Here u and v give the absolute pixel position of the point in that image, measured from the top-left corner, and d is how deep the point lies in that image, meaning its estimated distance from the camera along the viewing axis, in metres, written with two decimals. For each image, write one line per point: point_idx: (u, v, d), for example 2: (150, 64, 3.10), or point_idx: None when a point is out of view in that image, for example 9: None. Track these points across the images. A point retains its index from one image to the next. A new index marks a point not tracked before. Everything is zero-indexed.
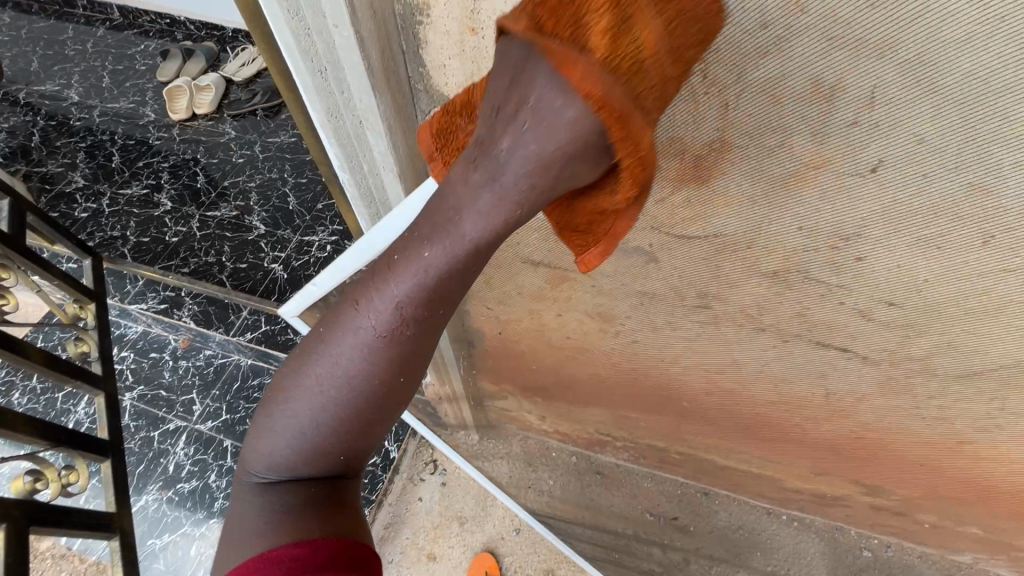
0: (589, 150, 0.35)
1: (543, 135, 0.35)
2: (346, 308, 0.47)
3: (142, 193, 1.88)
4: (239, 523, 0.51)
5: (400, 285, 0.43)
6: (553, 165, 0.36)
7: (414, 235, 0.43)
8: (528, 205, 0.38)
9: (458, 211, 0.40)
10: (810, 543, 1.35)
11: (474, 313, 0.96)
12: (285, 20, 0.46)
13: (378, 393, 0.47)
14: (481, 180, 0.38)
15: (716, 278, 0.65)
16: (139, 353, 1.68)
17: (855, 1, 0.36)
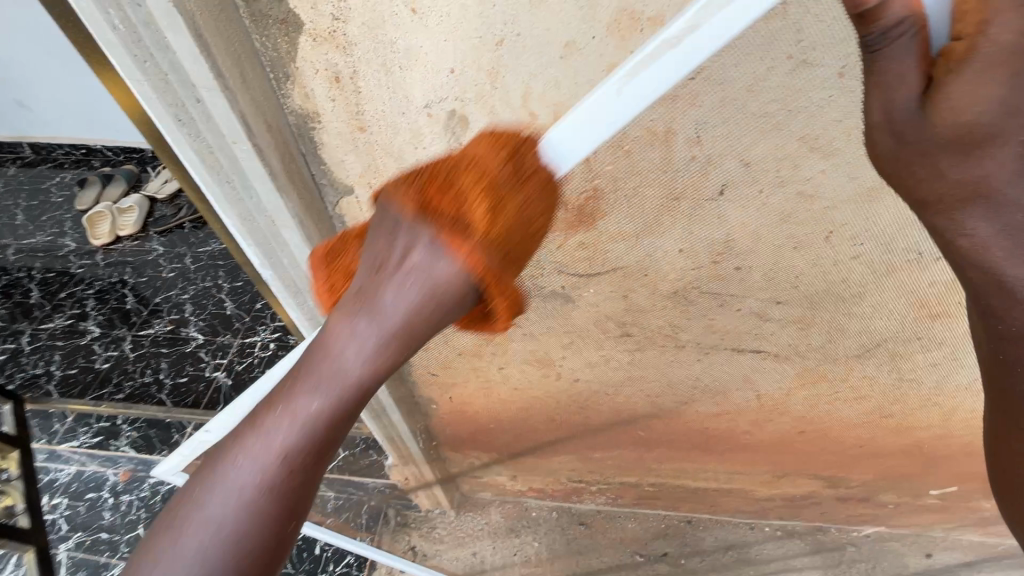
0: (460, 297, 0.42)
1: (427, 288, 0.42)
2: (241, 431, 0.46)
3: (66, 324, 1.80)
4: None
5: (306, 396, 0.45)
6: (440, 304, 0.42)
7: (318, 348, 0.45)
8: (421, 328, 0.44)
9: (363, 322, 0.44)
10: (798, 551, 1.35)
11: (422, 382, 0.97)
12: (188, 142, 0.49)
13: (278, 521, 0.44)
14: (377, 310, 0.44)
15: (630, 307, 0.71)
16: (73, 497, 1.53)
17: None
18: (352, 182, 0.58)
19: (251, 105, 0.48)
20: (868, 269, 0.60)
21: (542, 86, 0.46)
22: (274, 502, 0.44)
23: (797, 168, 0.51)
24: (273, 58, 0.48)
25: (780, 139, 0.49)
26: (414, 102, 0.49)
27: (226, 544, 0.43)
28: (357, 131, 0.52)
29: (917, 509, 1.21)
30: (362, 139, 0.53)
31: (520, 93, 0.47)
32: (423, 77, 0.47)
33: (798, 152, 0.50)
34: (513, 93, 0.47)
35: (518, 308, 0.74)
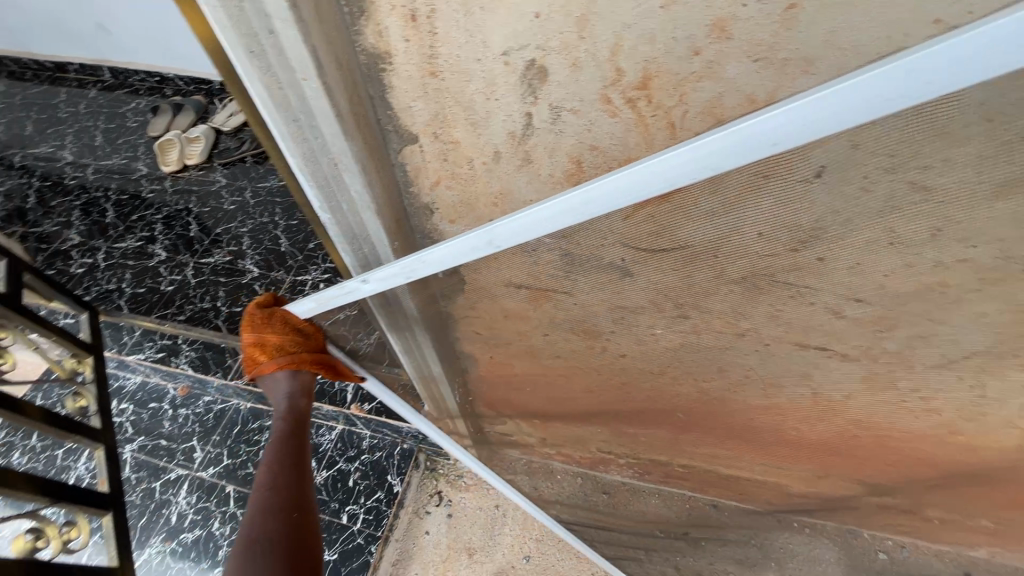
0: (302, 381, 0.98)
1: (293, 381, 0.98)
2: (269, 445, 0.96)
3: (136, 245, 1.91)
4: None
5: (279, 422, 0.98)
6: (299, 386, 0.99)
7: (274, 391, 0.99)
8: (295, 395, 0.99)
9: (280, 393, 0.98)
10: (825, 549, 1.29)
11: (464, 339, 0.97)
12: (259, 75, 0.48)
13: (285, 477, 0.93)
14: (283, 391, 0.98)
15: (691, 289, 0.67)
16: (138, 404, 1.69)
17: (774, 27, 0.38)
18: (417, 130, 0.56)
19: (324, 41, 0.46)
20: (971, 274, 0.54)
21: (635, 39, 0.42)
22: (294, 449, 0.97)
23: (912, 157, 0.45)
24: None
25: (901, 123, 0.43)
26: (491, 48, 0.45)
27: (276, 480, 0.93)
28: (428, 77, 0.49)
29: (966, 529, 1.14)
30: (433, 85, 0.50)
31: (609, 45, 0.43)
32: (504, 20, 0.43)
33: (918, 141, 0.43)
34: (601, 45, 0.43)
35: (572, 278, 0.71)
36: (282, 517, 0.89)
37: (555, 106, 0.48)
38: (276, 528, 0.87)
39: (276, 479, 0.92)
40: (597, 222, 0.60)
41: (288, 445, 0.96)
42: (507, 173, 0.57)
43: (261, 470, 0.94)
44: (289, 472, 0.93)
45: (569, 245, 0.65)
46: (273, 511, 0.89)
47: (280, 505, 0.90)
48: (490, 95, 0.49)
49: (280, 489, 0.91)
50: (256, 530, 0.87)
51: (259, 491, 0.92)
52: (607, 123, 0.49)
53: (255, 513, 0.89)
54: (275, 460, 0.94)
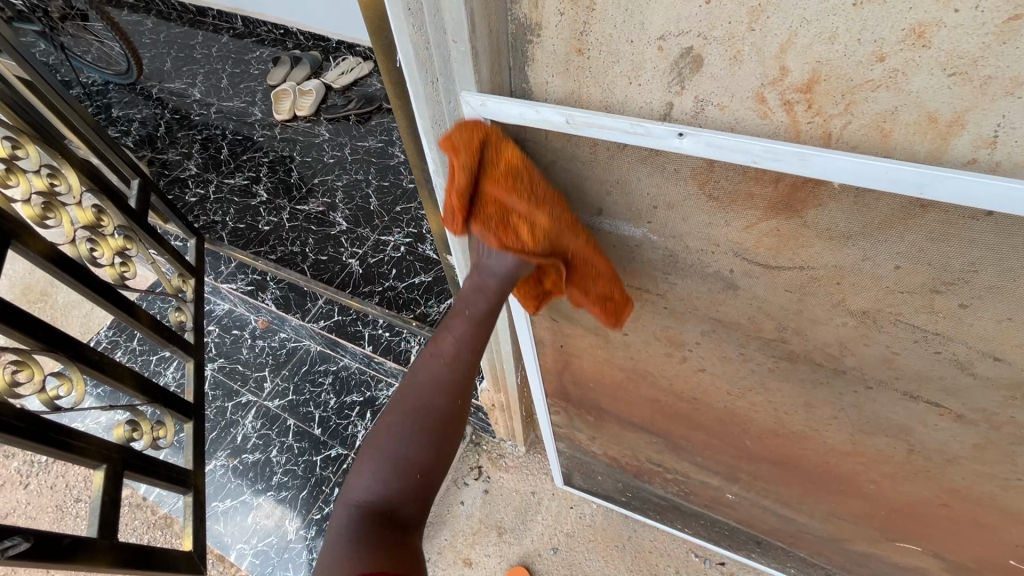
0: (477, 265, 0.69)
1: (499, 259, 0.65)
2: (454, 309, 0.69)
3: (243, 184, 2.06)
4: (375, 456, 0.68)
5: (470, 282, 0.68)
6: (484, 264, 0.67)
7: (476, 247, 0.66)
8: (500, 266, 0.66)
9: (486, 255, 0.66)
10: None
11: (539, 323, 0.97)
12: (410, 34, 0.50)
13: (454, 366, 0.68)
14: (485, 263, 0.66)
15: (798, 314, 0.63)
16: (223, 328, 1.84)
17: (984, 37, 0.34)
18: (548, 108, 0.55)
19: (481, 6, 0.47)
20: None
21: (812, 36, 0.39)
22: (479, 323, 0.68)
23: None
24: None
25: None
26: (648, 30, 0.44)
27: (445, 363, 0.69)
28: (574, 53, 0.49)
29: None
30: (577, 62, 0.49)
31: (779, 41, 0.40)
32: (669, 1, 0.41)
33: None
34: (770, 40, 0.40)
35: (669, 280, 0.69)
36: (438, 408, 0.68)
37: (702, 99, 0.46)
38: (437, 418, 0.68)
39: (456, 366, 0.68)
40: (713, 227, 0.58)
41: (477, 327, 0.69)
42: (630, 162, 0.56)
43: (451, 335, 0.69)
44: (469, 367, 0.69)
45: (676, 246, 0.63)
46: (442, 393, 0.68)
47: (451, 393, 0.68)
48: (634, 80, 0.48)
49: (451, 384, 0.68)
50: (419, 404, 0.68)
51: (434, 368, 0.69)
52: (755, 124, 0.46)
53: (425, 383, 0.69)
54: (463, 338, 0.68)
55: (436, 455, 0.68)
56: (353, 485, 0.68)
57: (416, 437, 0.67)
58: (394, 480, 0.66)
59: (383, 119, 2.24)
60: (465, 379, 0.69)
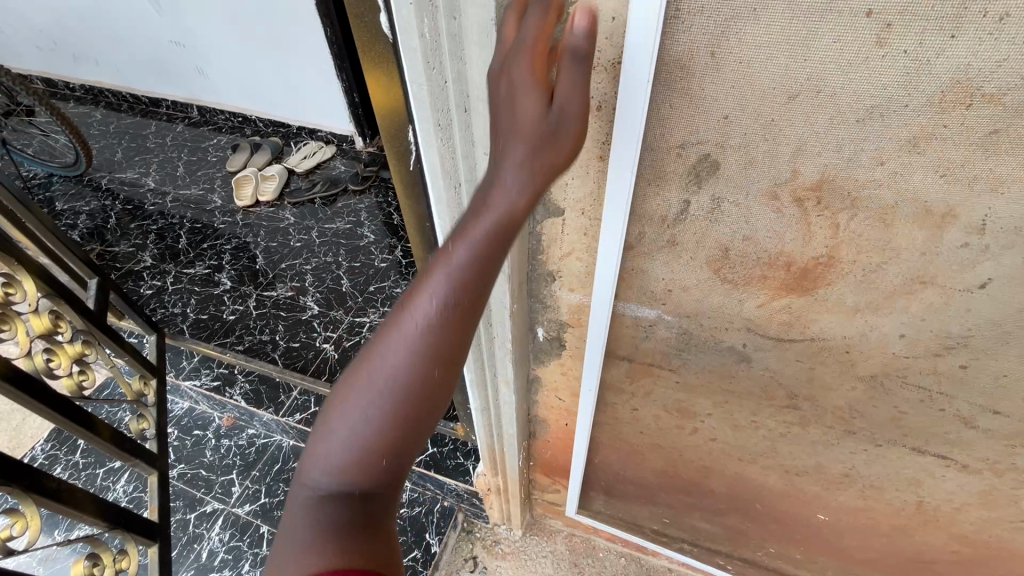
0: None
1: None
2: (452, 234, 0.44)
3: (204, 273, 1.98)
4: (349, 431, 0.46)
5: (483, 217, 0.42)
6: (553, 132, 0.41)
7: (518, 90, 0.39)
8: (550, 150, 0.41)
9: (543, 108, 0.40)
10: None
11: (543, 402, 0.96)
12: (436, 145, 0.51)
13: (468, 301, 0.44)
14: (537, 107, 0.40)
15: (810, 382, 0.66)
16: (183, 431, 1.69)
17: (972, 147, 0.40)
18: (567, 205, 0.58)
19: None
20: None
21: (820, 146, 0.44)
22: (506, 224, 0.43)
23: None
24: None
25: None
26: (669, 139, 0.48)
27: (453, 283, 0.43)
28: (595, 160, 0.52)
29: None
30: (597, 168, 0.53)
31: (791, 148, 0.44)
32: (689, 116, 0.46)
33: None
34: (782, 147, 0.45)
35: (683, 356, 0.71)
36: (428, 376, 0.45)
37: (718, 196, 0.50)
38: (436, 405, 0.47)
39: (427, 369, 0.45)
40: (728, 307, 0.61)
41: (483, 257, 0.43)
42: (646, 252, 0.59)
43: (465, 221, 0.43)
44: (448, 351, 0.45)
45: (689, 324, 0.65)
46: (457, 345, 0.45)
47: (437, 372, 0.46)
48: (652, 180, 0.52)
49: (462, 320, 0.45)
50: (401, 379, 0.45)
51: (421, 308, 0.44)
52: (767, 217, 0.50)
53: (394, 373, 0.45)
54: (464, 269, 0.43)
55: (417, 409, 0.46)
56: (317, 456, 0.48)
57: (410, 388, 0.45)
58: (356, 472, 0.47)
59: (349, 200, 2.26)
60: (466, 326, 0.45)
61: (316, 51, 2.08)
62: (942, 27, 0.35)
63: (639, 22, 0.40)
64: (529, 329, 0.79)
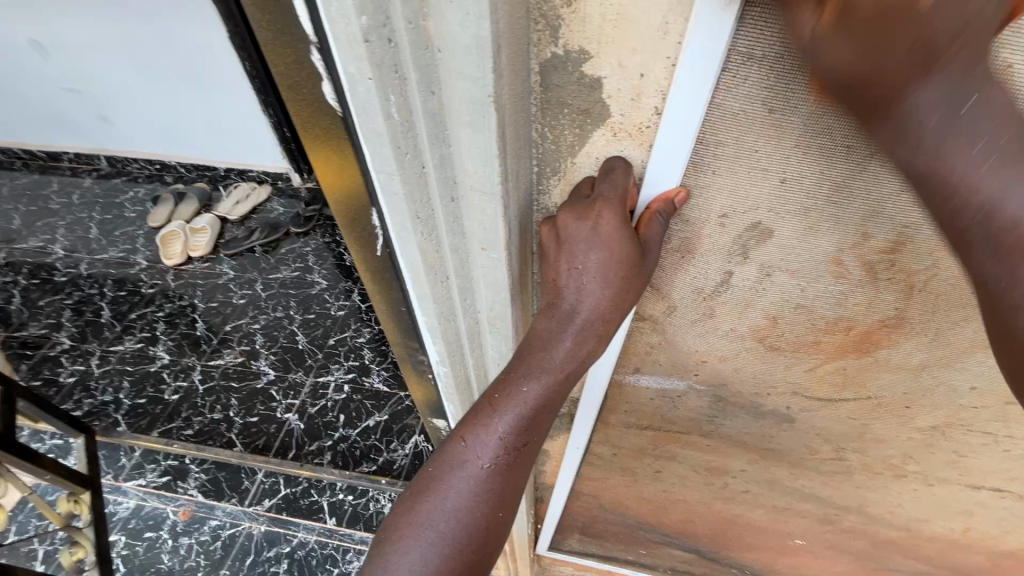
0: None
1: None
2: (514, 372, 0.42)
3: (136, 348, 1.75)
4: None
5: (548, 361, 0.41)
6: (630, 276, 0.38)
7: (586, 242, 0.37)
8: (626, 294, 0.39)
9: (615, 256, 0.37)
10: None
11: (551, 471, 0.86)
12: (417, 240, 0.40)
13: (531, 441, 0.43)
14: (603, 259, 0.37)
15: (861, 435, 0.59)
16: (131, 536, 1.38)
17: None
18: None
19: (515, 208, 0.38)
20: None
21: (900, 207, 0.35)
22: (571, 374, 0.41)
23: None
24: (545, 152, 0.38)
25: None
26: (710, 207, 0.39)
27: (517, 424, 0.41)
28: None
29: None
30: None
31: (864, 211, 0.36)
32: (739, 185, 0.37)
33: None
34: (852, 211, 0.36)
35: (716, 421, 0.62)
36: (490, 523, 0.43)
37: (767, 267, 0.42)
38: (493, 554, 0.45)
39: (489, 510, 0.43)
40: (772, 372, 0.53)
41: (550, 403, 0.42)
42: (675, 325, 0.50)
43: (532, 370, 0.41)
44: (508, 489, 0.43)
45: (724, 392, 0.57)
46: (517, 488, 0.44)
47: (495, 512, 0.44)
48: (686, 251, 0.43)
49: (525, 467, 0.44)
50: (462, 531, 0.42)
51: (486, 452, 0.42)
52: (826, 283, 0.42)
53: (455, 519, 0.42)
54: (531, 413, 0.41)
55: (475, 557, 0.43)
56: None
57: (467, 536, 0.42)
58: None
59: (293, 244, 2.07)
60: (525, 465, 0.44)
61: (235, 86, 1.88)
62: None
63: (686, 79, 0.31)
64: None
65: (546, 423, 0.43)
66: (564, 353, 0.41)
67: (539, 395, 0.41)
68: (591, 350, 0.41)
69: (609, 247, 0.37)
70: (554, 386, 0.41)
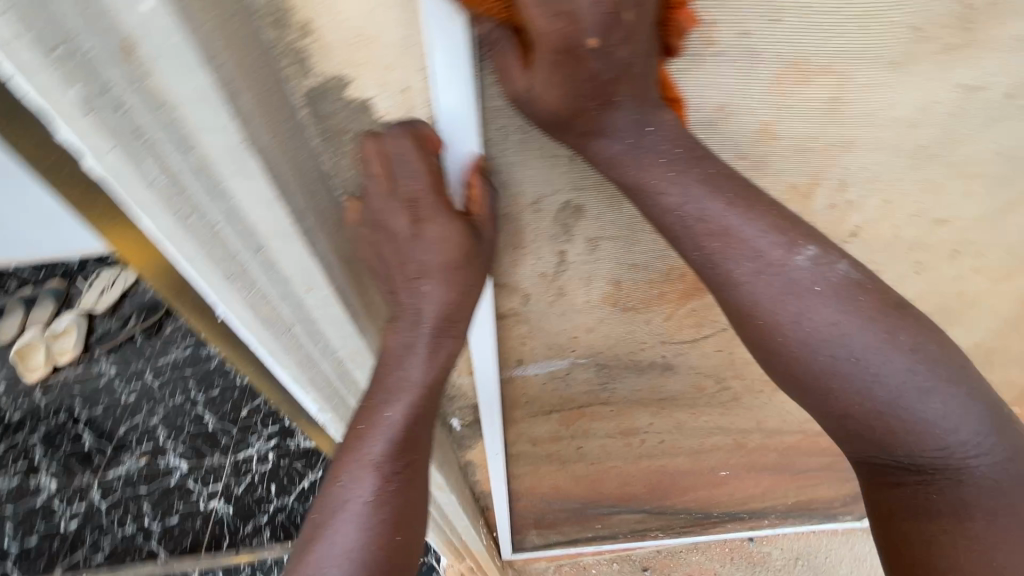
0: None
1: None
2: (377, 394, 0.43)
3: (16, 483, 1.54)
4: None
5: (407, 374, 0.42)
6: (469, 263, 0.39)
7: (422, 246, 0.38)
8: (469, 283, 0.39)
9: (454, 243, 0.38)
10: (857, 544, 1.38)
11: (484, 476, 0.86)
12: (241, 299, 0.37)
13: (409, 456, 0.44)
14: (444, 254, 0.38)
15: (731, 362, 0.64)
16: None
17: (818, 119, 0.37)
18: None
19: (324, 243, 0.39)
20: (983, 284, 0.57)
21: None
22: (432, 383, 0.43)
23: (942, 196, 0.45)
24: (345, 179, 0.38)
25: (936, 174, 0.42)
26: (520, 199, 0.41)
27: (391, 443, 0.42)
28: None
29: None
30: None
31: None
32: (534, 171, 0.39)
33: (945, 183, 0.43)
34: None
35: (609, 386, 0.65)
36: (385, 554, 0.42)
37: (592, 238, 0.44)
38: None
39: (380, 541, 0.42)
40: (636, 329, 0.56)
41: (418, 416, 0.43)
42: (536, 311, 0.52)
43: (395, 387, 0.42)
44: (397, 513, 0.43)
45: (603, 358, 0.60)
46: (407, 511, 0.44)
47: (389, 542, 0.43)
48: (518, 243, 0.44)
49: (413, 489, 0.45)
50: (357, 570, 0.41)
51: (366, 480, 0.42)
52: (646, 240, 0.45)
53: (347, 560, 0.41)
54: (401, 428, 0.42)
55: None
56: None
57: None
58: None
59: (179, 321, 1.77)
60: (410, 486, 0.44)
61: None
62: (759, 10, 0.31)
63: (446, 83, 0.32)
64: (442, 423, 0.69)
65: (430, 420, 0.44)
66: (431, 342, 0.41)
67: (416, 391, 0.42)
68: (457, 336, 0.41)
69: (444, 244, 0.38)
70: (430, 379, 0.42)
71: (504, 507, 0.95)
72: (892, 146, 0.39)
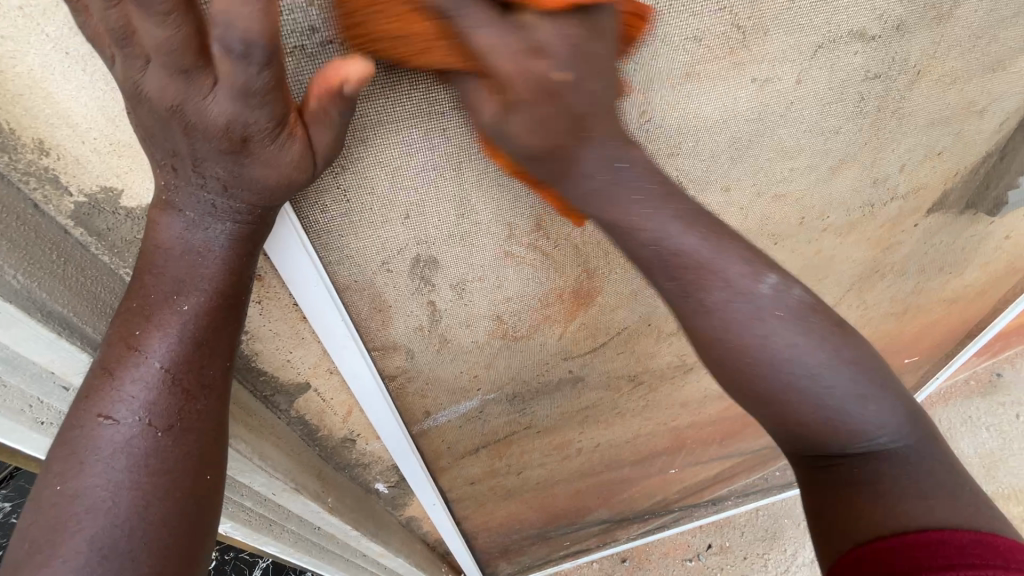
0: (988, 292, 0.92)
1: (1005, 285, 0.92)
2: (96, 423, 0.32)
3: None
4: None
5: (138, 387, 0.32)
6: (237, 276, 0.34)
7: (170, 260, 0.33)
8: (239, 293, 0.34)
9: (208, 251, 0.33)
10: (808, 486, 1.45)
11: (433, 526, 0.82)
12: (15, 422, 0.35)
13: (154, 497, 0.31)
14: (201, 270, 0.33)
15: (638, 358, 0.66)
16: None
17: (634, 133, 0.39)
18: (309, 377, 0.45)
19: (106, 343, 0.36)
20: (832, 237, 0.62)
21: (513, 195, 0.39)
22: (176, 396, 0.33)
23: (770, 174, 0.49)
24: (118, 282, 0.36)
25: (759, 158, 0.46)
26: (366, 265, 0.39)
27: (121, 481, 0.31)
28: (301, 320, 0.41)
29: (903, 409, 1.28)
30: (309, 327, 0.41)
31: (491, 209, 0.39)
32: (373, 236, 0.37)
33: (770, 162, 0.47)
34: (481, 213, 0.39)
35: (528, 410, 0.64)
36: None
37: (457, 283, 0.43)
38: None
39: None
40: (535, 354, 0.56)
41: (161, 438, 0.32)
42: (426, 363, 0.50)
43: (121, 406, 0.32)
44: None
45: (512, 387, 0.59)
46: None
47: None
48: (381, 305, 0.42)
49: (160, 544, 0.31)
50: None
51: (82, 546, 0.30)
52: (513, 273, 0.45)
53: None
54: (135, 457, 0.32)
55: None
56: None
57: None
58: None
59: None
60: (153, 538, 0.31)
61: None
62: None
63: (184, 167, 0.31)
64: (367, 491, 0.64)
65: (200, 422, 0.34)
66: (173, 319, 0.33)
67: (160, 380, 0.32)
68: (207, 304, 0.33)
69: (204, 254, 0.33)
70: (178, 362, 0.33)
71: (462, 548, 0.92)
72: (712, 142, 0.42)
